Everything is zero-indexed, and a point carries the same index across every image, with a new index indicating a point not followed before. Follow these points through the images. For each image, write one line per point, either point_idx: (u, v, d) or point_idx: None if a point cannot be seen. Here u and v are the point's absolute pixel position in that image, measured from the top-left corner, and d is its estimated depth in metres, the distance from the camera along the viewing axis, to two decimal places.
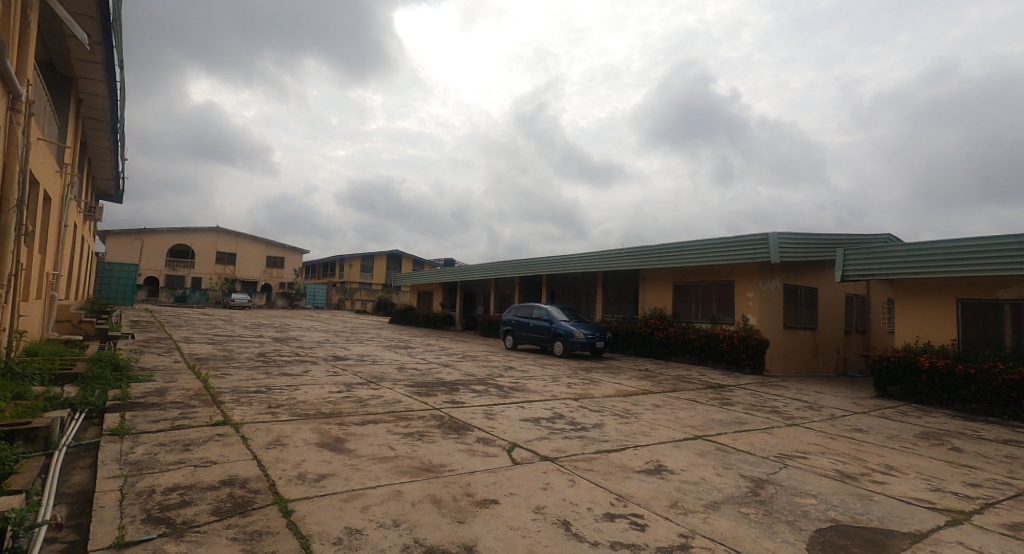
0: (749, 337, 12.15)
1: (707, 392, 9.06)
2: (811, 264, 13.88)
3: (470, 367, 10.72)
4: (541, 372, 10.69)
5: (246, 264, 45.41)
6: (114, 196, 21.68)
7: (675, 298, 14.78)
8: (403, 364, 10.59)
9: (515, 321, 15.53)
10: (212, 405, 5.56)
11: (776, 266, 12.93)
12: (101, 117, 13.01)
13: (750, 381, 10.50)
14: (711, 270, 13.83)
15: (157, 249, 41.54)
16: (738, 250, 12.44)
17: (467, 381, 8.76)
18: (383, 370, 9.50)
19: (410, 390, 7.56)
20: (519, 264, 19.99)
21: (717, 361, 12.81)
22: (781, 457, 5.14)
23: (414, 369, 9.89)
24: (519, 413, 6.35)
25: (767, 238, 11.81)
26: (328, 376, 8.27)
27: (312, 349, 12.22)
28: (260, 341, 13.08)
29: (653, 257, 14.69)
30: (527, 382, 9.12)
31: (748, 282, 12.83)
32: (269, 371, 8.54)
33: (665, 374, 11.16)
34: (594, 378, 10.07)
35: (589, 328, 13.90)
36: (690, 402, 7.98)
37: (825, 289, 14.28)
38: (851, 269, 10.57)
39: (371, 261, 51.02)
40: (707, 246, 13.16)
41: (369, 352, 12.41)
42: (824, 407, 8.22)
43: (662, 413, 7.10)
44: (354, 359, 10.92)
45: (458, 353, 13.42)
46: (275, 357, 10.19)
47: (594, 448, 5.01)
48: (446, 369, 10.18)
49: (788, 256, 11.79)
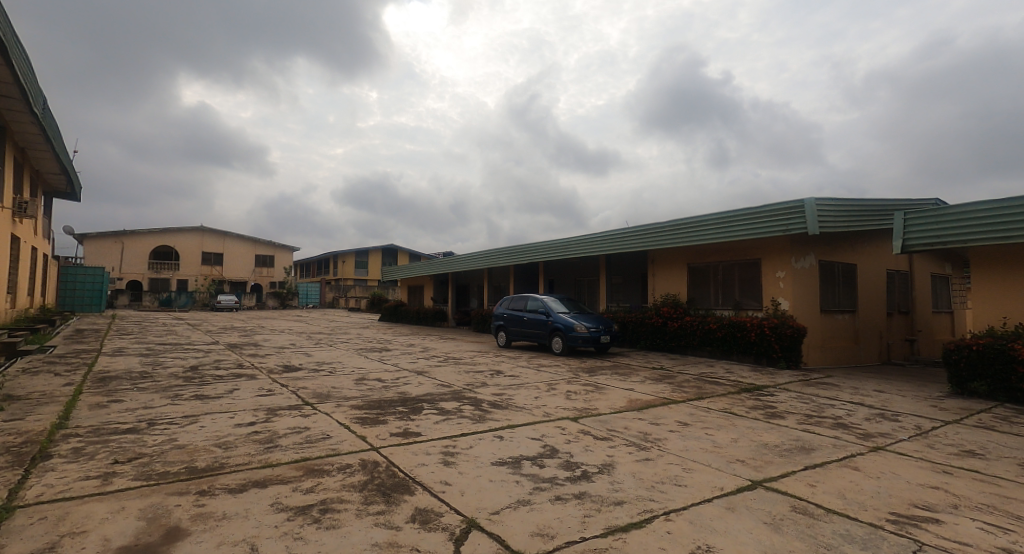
0: (783, 325, 10.21)
1: (742, 399, 7.13)
2: (849, 236, 11.92)
3: (448, 375, 8.83)
4: (534, 377, 8.83)
5: (234, 265, 43.64)
6: (69, 193, 19.84)
7: (690, 282, 12.85)
8: (367, 373, 8.74)
9: (507, 315, 13.66)
10: (20, 466, 3.65)
11: (811, 240, 10.99)
12: (11, 93, 11.11)
13: (791, 380, 8.58)
14: (732, 247, 11.89)
15: (140, 251, 39.80)
16: (767, 222, 10.50)
17: (437, 396, 6.88)
18: (335, 385, 7.62)
19: (354, 415, 5.66)
20: (514, 250, 18.06)
21: (744, 354, 10.89)
22: (901, 524, 3.20)
23: (376, 381, 8.02)
24: (493, 452, 4.43)
25: (802, 205, 9.84)
26: (255, 398, 6.39)
27: (265, 357, 10.37)
28: (210, 350, 11.25)
29: (664, 236, 12.75)
30: (515, 395, 7.22)
31: (779, 259, 10.90)
32: (181, 392, 6.65)
33: (684, 374, 9.28)
34: (598, 384, 8.17)
35: (593, 321, 11.98)
36: (726, 417, 6.05)
37: (864, 265, 12.33)
38: (915, 235, 8.47)
39: (365, 256, 49.18)
40: (728, 218, 11.22)
41: (333, 358, 10.57)
42: (901, 415, 6.30)
43: (693, 436, 5.20)
44: (309, 368, 9.08)
45: (441, 355, 11.56)
46: (208, 372, 8.34)
47: (602, 523, 3.09)
48: (416, 379, 8.33)
49: (829, 226, 9.81)
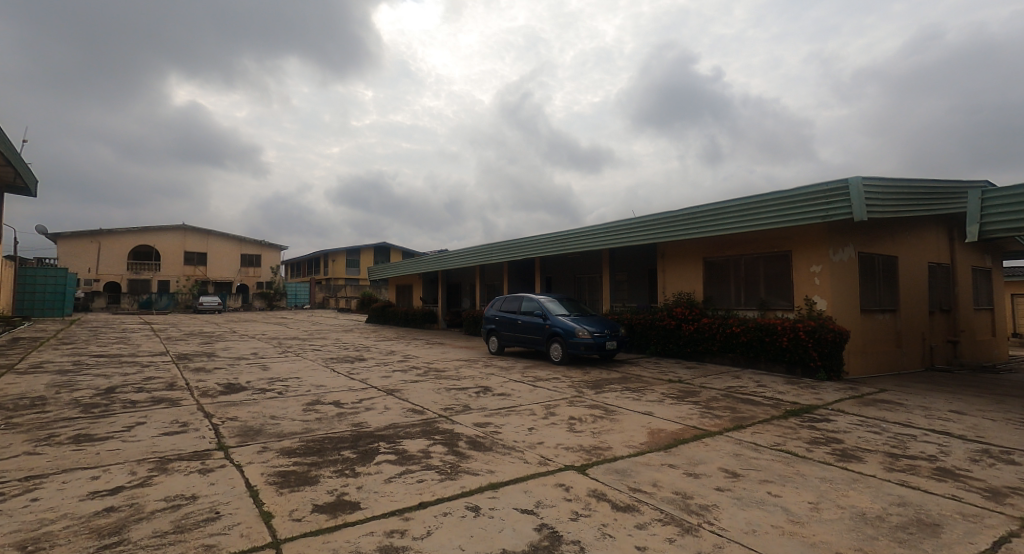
0: (821, 329, 8.66)
1: (794, 428, 5.57)
2: (888, 226, 10.42)
3: (425, 396, 7.24)
4: (528, 396, 7.28)
5: (218, 265, 41.89)
6: (22, 187, 18.23)
7: (707, 278, 11.31)
8: (325, 395, 7.14)
9: (498, 318, 12.10)
10: None
11: (849, 228, 9.46)
12: None
13: (842, 398, 7.04)
14: (757, 238, 10.35)
15: (118, 251, 38.01)
16: (801, 208, 8.93)
17: (401, 433, 5.29)
18: (277, 413, 6.03)
19: (275, 469, 4.05)
20: (507, 245, 16.50)
21: (773, 363, 9.36)
22: None
23: (331, 407, 6.43)
24: (460, 548, 2.84)
25: (846, 186, 8.27)
26: (155, 439, 4.77)
27: (210, 372, 8.74)
28: (151, 362, 9.63)
29: (678, 226, 11.22)
30: (503, 426, 5.64)
31: (813, 252, 9.35)
32: (60, 430, 5.01)
33: (709, 391, 7.72)
34: (606, 407, 6.61)
35: (597, 324, 10.42)
36: (786, 462, 4.46)
37: (904, 258, 10.83)
38: (995, 217, 6.90)
39: (357, 255, 47.64)
40: (754, 204, 9.67)
41: (292, 372, 8.95)
42: (1013, 452, 4.75)
43: (754, 500, 3.61)
44: (255, 388, 7.48)
45: (421, 367, 9.98)
46: (125, 395, 6.71)
47: None
48: (382, 403, 6.74)
49: (877, 210, 8.26)
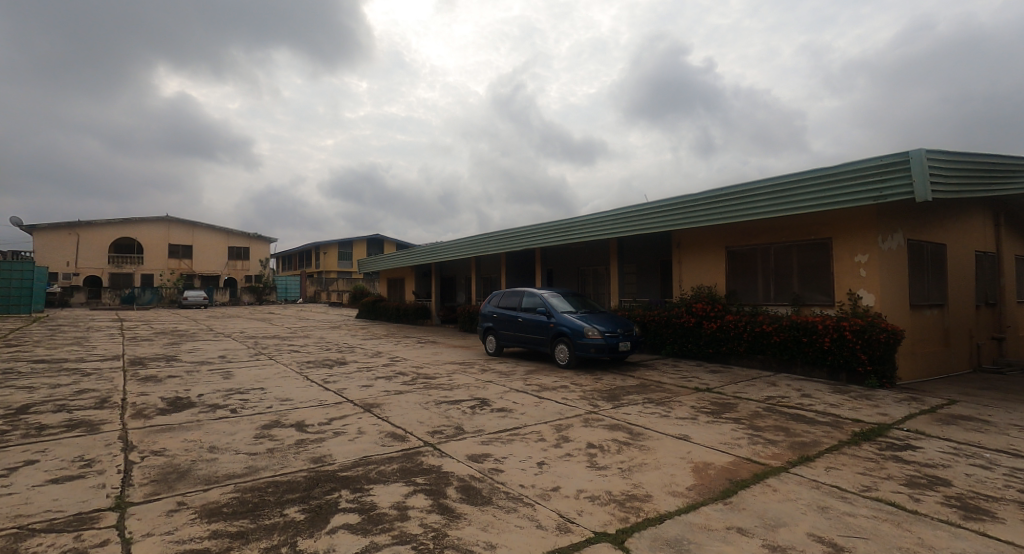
0: (872, 328, 7.45)
1: (877, 461, 4.36)
2: (936, 210, 9.22)
3: (409, 414, 6.02)
4: (534, 413, 6.07)
5: (204, 258, 40.43)
6: None
7: (730, 270, 10.09)
8: (287, 414, 5.88)
9: (496, 315, 10.87)
10: None
11: (897, 211, 8.25)
12: None
13: (911, 414, 5.85)
14: (790, 224, 9.11)
15: (98, 244, 36.42)
16: (847, 188, 7.65)
17: (373, 474, 4.04)
18: (220, 442, 4.78)
19: (180, 550, 2.79)
20: (504, 235, 15.20)
21: (812, 367, 8.18)
22: None
23: (291, 432, 5.18)
24: None
25: (905, 159, 6.98)
26: (33, 491, 3.49)
27: (159, 381, 7.46)
28: (95, 369, 8.32)
29: (697, 210, 9.94)
30: (505, 462, 4.41)
31: (858, 239, 8.13)
32: None
33: (746, 404, 6.51)
34: (630, 428, 5.40)
35: (608, 323, 9.20)
36: (896, 521, 3.25)
37: (952, 246, 9.64)
38: None
39: (349, 247, 46.12)
40: (790, 184, 8.39)
41: (258, 381, 7.70)
42: None
43: None
44: (204, 404, 6.20)
45: (408, 373, 8.76)
46: (36, 417, 5.43)
47: None
48: (356, 425, 5.50)
49: (940, 189, 7.00)
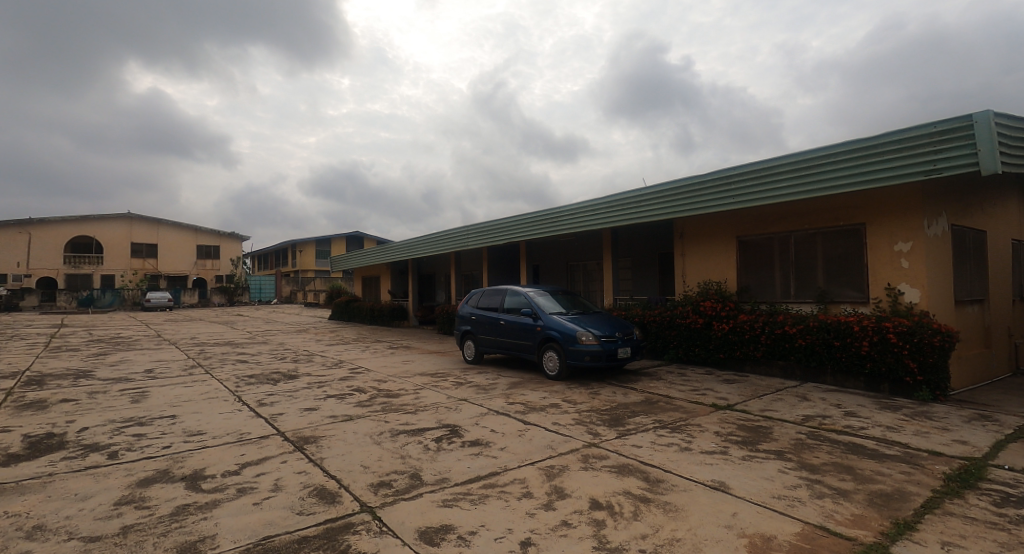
0: (922, 330, 6.18)
1: (1007, 530, 3.02)
2: (977, 191, 8.02)
3: (353, 453, 4.57)
4: (517, 448, 4.65)
5: (170, 257, 38.21)
6: None
7: (741, 263, 8.81)
8: (186, 458, 4.37)
9: (475, 318, 9.46)
10: None
11: (942, 191, 7.02)
12: None
13: (998, 442, 4.57)
14: (813, 208, 7.85)
15: (52, 242, 34.09)
16: (890, 161, 6.38)
17: None
18: (54, 514, 3.24)
19: None
20: (486, 228, 13.78)
21: (846, 377, 6.91)
22: None
23: (175, 490, 3.69)
24: None
25: (968, 124, 5.71)
26: None
27: (40, 409, 5.84)
28: None
29: (705, 194, 8.61)
30: (472, 542, 2.97)
31: (899, 225, 6.87)
32: None
33: (783, 429, 5.18)
34: (646, 473, 4.02)
35: (605, 325, 7.85)
36: None
37: (991, 233, 8.47)
38: None
39: (326, 245, 44.16)
40: (817, 161, 7.12)
41: (172, 406, 6.14)
42: None
43: None
44: (78, 445, 4.64)
45: (366, 390, 7.28)
46: None
47: None
48: (273, 477, 4.00)
49: (1008, 162, 5.75)
